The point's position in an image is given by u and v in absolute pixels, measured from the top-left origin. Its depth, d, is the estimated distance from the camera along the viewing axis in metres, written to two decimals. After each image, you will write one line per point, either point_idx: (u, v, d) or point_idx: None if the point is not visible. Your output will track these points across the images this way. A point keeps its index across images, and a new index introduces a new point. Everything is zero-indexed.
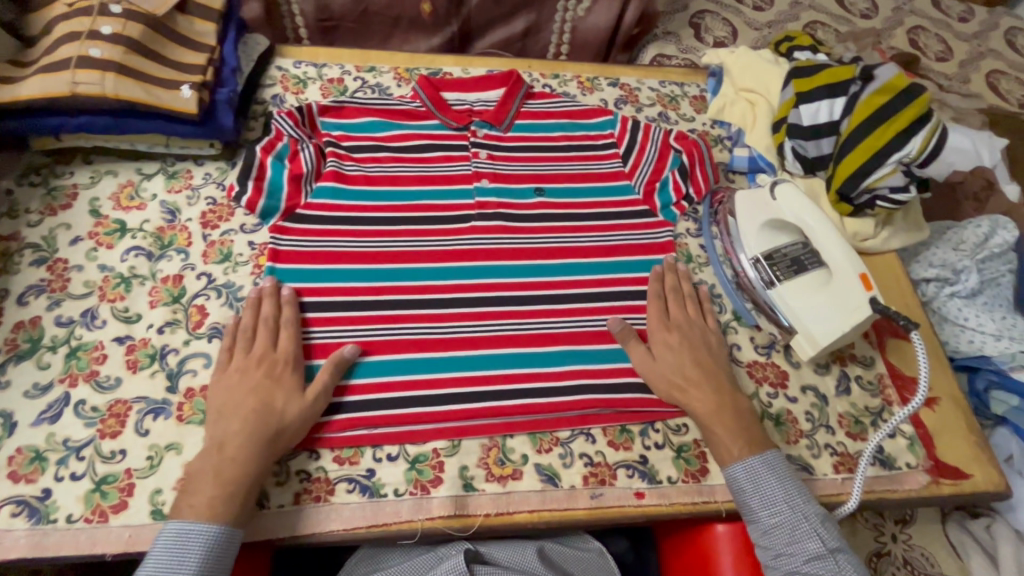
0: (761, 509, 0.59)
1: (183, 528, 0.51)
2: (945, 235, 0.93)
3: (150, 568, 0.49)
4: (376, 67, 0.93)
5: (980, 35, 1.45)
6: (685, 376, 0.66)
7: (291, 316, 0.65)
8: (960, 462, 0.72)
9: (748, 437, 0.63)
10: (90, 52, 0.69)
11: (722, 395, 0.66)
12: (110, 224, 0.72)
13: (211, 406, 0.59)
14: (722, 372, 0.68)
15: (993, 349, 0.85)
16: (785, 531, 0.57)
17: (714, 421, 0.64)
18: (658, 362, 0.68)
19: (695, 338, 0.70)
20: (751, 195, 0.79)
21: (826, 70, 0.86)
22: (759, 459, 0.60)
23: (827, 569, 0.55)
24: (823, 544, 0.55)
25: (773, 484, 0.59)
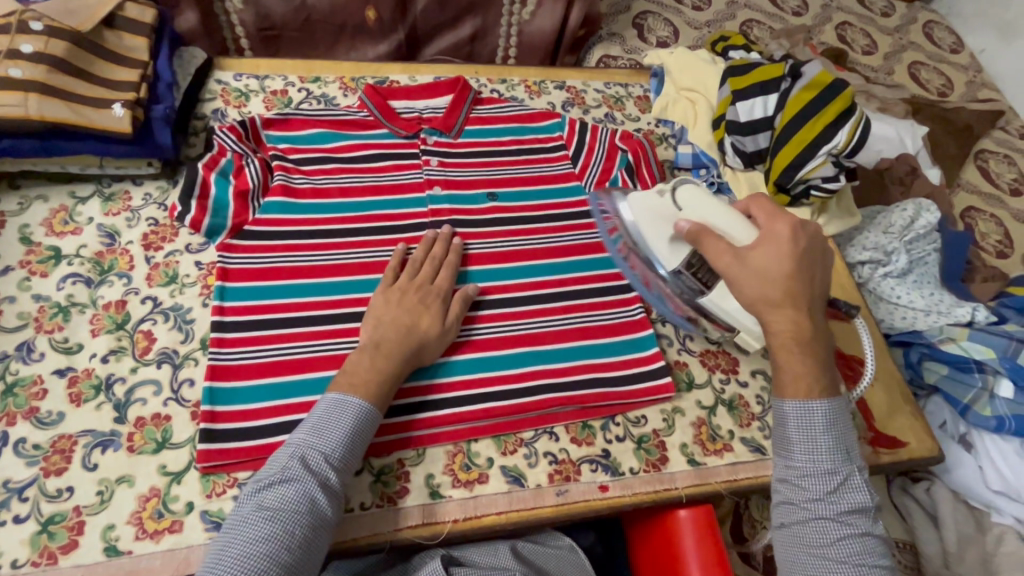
0: (807, 450, 0.57)
1: (342, 399, 0.57)
2: (875, 219, 0.99)
3: (309, 423, 0.55)
4: (321, 78, 0.92)
5: (901, 29, 1.54)
6: (786, 295, 0.57)
7: (455, 261, 0.72)
8: (898, 432, 0.77)
9: (821, 377, 0.58)
10: (9, 72, 0.65)
11: (811, 323, 0.58)
12: (44, 251, 0.69)
13: (375, 315, 0.64)
14: (820, 303, 0.60)
15: (923, 323, 0.92)
16: (833, 478, 0.56)
17: (795, 349, 0.57)
18: (758, 271, 0.57)
19: (814, 261, 0.60)
20: (643, 200, 0.68)
21: (758, 69, 0.91)
22: (824, 403, 0.57)
23: (865, 522, 0.55)
24: (867, 499, 0.56)
25: (828, 436, 0.56)
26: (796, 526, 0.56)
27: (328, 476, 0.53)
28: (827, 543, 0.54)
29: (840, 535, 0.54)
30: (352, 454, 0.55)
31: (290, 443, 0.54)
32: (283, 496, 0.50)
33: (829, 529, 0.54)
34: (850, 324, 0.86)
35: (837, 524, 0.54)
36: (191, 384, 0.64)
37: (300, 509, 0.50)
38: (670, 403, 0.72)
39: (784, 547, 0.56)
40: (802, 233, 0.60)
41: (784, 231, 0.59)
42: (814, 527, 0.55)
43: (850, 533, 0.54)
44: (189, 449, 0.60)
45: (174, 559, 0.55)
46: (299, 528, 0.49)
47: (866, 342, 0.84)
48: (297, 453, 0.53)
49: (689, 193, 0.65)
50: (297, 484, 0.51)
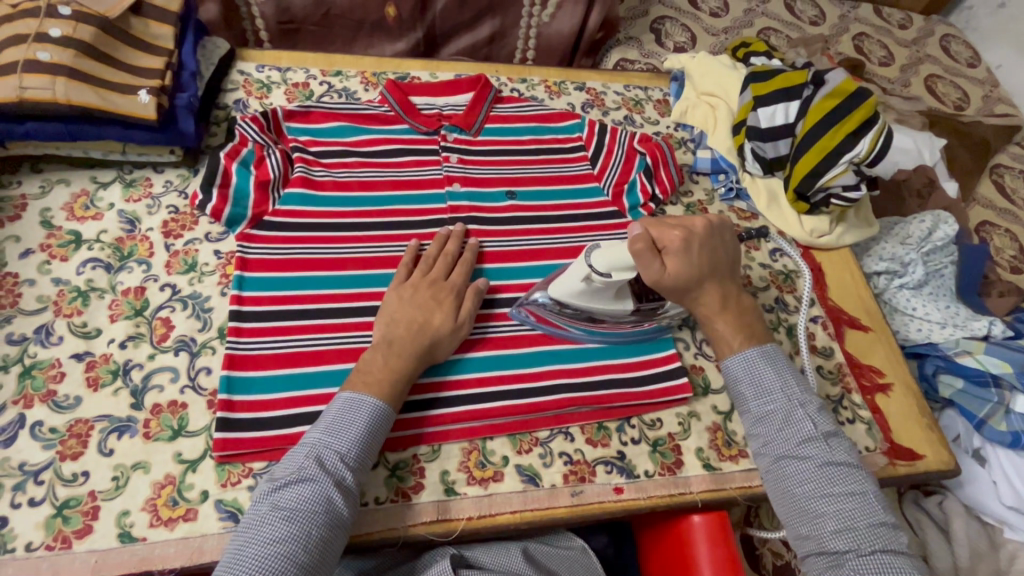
0: (756, 398, 0.61)
1: (353, 398, 0.56)
2: (893, 230, 0.98)
3: (323, 423, 0.55)
4: (342, 71, 0.92)
5: (918, 42, 1.54)
6: (697, 284, 0.64)
7: (472, 258, 0.72)
8: (914, 444, 0.76)
9: (748, 332, 0.65)
10: (38, 55, 0.66)
11: (729, 293, 0.66)
12: (64, 235, 0.69)
13: (384, 313, 0.64)
14: (728, 274, 0.67)
15: (939, 336, 0.91)
16: (775, 417, 0.59)
17: (716, 318, 0.66)
18: (671, 277, 0.63)
19: (714, 246, 0.66)
20: (572, 291, 0.66)
21: (782, 76, 0.91)
22: (757, 352, 0.63)
23: (822, 452, 0.56)
24: (815, 426, 0.57)
25: (768, 373, 0.61)
26: (774, 474, 0.58)
27: (345, 477, 0.53)
28: (794, 481, 0.56)
29: (801, 472, 0.56)
30: (367, 454, 0.55)
31: (304, 443, 0.54)
32: (299, 496, 0.50)
33: (793, 468, 0.56)
34: (867, 334, 0.85)
35: (796, 461, 0.56)
36: (208, 372, 0.64)
37: (317, 511, 0.49)
38: (686, 407, 0.72)
39: (777, 501, 0.57)
40: (692, 226, 0.65)
41: (676, 232, 0.64)
42: (782, 471, 0.57)
43: (809, 464, 0.56)
44: (205, 437, 0.60)
45: (188, 547, 0.55)
46: (316, 528, 0.49)
47: (882, 352, 0.83)
48: (313, 452, 0.53)
49: (602, 254, 0.64)
50: (314, 484, 0.50)
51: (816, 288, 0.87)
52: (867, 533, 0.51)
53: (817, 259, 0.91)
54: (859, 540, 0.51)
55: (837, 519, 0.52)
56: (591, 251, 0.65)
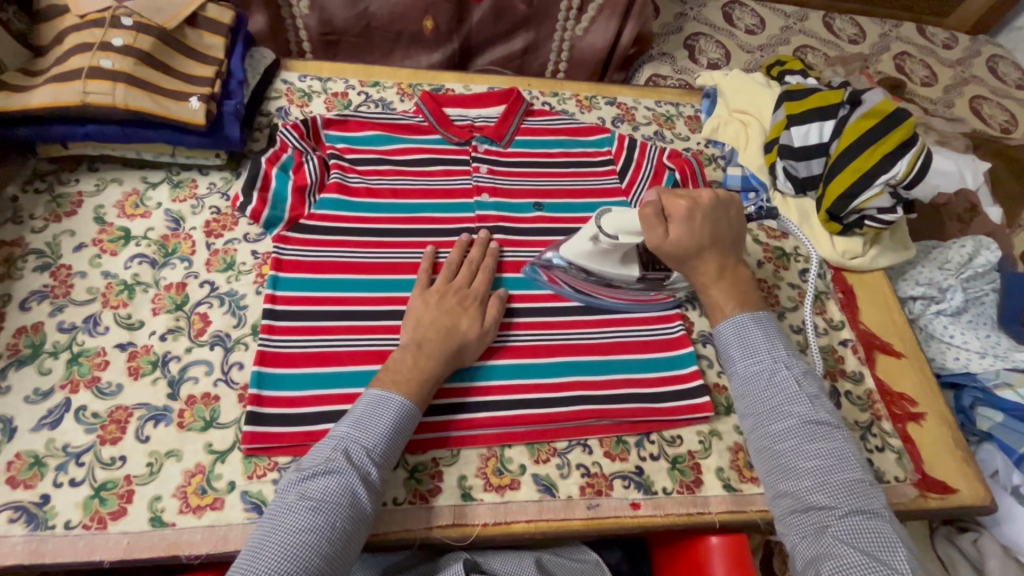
0: (743, 357, 0.62)
1: (381, 396, 0.58)
2: (931, 255, 0.95)
3: (352, 416, 0.57)
4: (380, 83, 0.95)
5: (962, 62, 1.50)
6: (697, 253, 0.65)
7: (492, 265, 0.73)
8: (947, 477, 0.73)
9: (745, 300, 0.66)
10: (101, 63, 0.70)
11: (728, 266, 0.67)
12: (115, 231, 0.73)
13: (410, 316, 0.66)
14: (729, 246, 0.68)
15: (977, 366, 0.88)
16: (765, 374, 0.60)
17: (711, 288, 0.66)
18: (673, 243, 0.65)
19: (717, 219, 0.67)
20: (581, 250, 0.71)
21: (817, 95, 0.90)
22: (750, 317, 0.64)
23: (803, 410, 0.57)
24: (798, 386, 0.58)
25: (756, 334, 0.63)
26: (755, 430, 0.59)
27: (370, 472, 0.54)
28: (777, 438, 0.57)
29: (784, 429, 0.57)
30: (392, 451, 0.56)
31: (335, 435, 0.56)
32: (327, 485, 0.51)
33: (777, 425, 0.57)
34: (901, 360, 0.83)
35: (779, 417, 0.58)
36: (241, 367, 0.66)
37: (341, 504, 0.51)
38: (707, 425, 0.71)
39: (759, 460, 0.59)
40: (696, 196, 0.68)
41: (683, 201, 0.66)
42: (763, 426, 0.58)
43: (790, 421, 0.57)
44: (235, 429, 0.62)
45: (214, 535, 0.57)
46: (340, 521, 0.50)
47: (915, 379, 0.81)
48: (343, 445, 0.54)
49: (612, 218, 0.69)
50: (341, 475, 0.52)
51: (847, 311, 0.85)
52: (844, 490, 0.52)
53: (848, 280, 0.88)
54: (836, 498, 0.52)
55: (814, 476, 0.53)
56: (602, 213, 0.70)
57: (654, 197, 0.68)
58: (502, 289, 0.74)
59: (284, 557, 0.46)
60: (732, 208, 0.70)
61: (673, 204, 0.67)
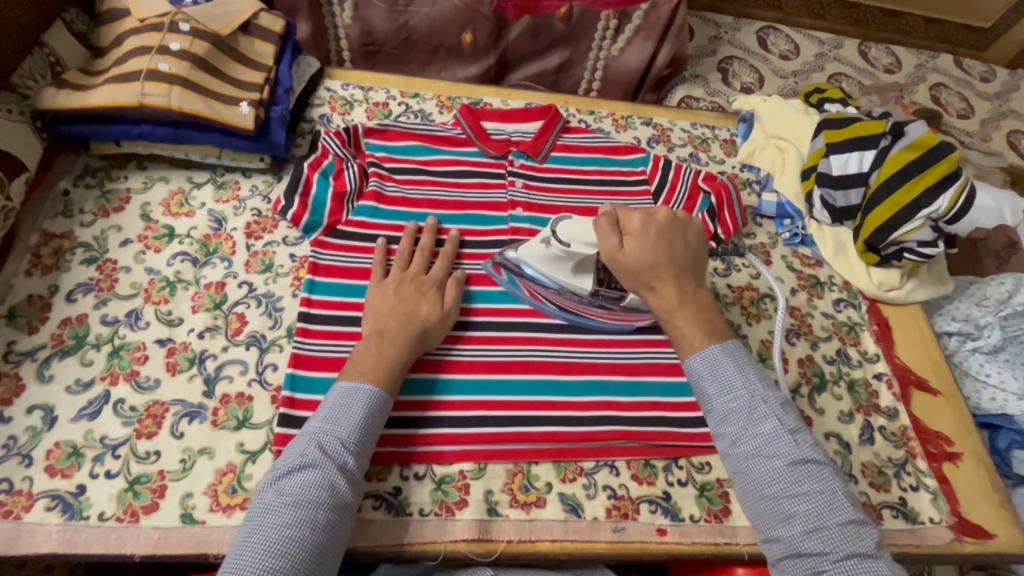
0: (719, 396, 0.59)
1: (350, 386, 0.58)
2: (968, 290, 0.93)
3: (322, 413, 0.56)
4: (420, 94, 0.96)
5: (1001, 96, 1.48)
6: (653, 272, 0.63)
7: (450, 249, 0.74)
8: (984, 521, 0.71)
9: (709, 329, 0.62)
10: (159, 66, 0.72)
11: (690, 290, 0.64)
12: (159, 229, 0.75)
13: (368, 308, 0.66)
14: (690, 269, 0.65)
15: (1015, 408, 0.86)
16: (742, 416, 0.57)
17: (674, 313, 0.63)
18: (625, 259, 0.64)
19: (676, 238, 0.66)
20: (535, 254, 0.71)
21: (858, 124, 0.89)
22: (718, 347, 0.61)
23: (788, 451, 0.55)
24: (779, 424, 0.56)
25: (731, 368, 0.60)
26: (740, 473, 0.57)
27: (348, 462, 0.54)
28: (763, 482, 0.55)
29: (768, 472, 0.55)
30: (368, 437, 0.56)
31: (305, 433, 0.55)
32: (303, 483, 0.51)
33: (760, 468, 0.55)
34: (936, 398, 0.81)
35: (763, 461, 0.55)
36: (274, 369, 0.67)
37: (320, 496, 0.51)
38: None
39: (747, 502, 0.57)
40: (653, 213, 0.67)
41: (638, 216, 0.66)
42: (749, 468, 0.56)
43: (777, 462, 0.54)
44: (267, 431, 0.63)
45: None
46: (321, 513, 0.50)
47: (951, 418, 0.79)
48: (314, 440, 0.54)
49: (567, 224, 0.70)
50: (317, 470, 0.52)
51: (882, 344, 0.83)
52: (837, 533, 0.51)
53: (884, 313, 0.87)
54: (830, 543, 0.50)
55: (806, 520, 0.52)
56: (558, 221, 0.71)
57: (609, 213, 0.68)
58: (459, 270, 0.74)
59: (264, 561, 0.46)
60: (692, 231, 0.68)
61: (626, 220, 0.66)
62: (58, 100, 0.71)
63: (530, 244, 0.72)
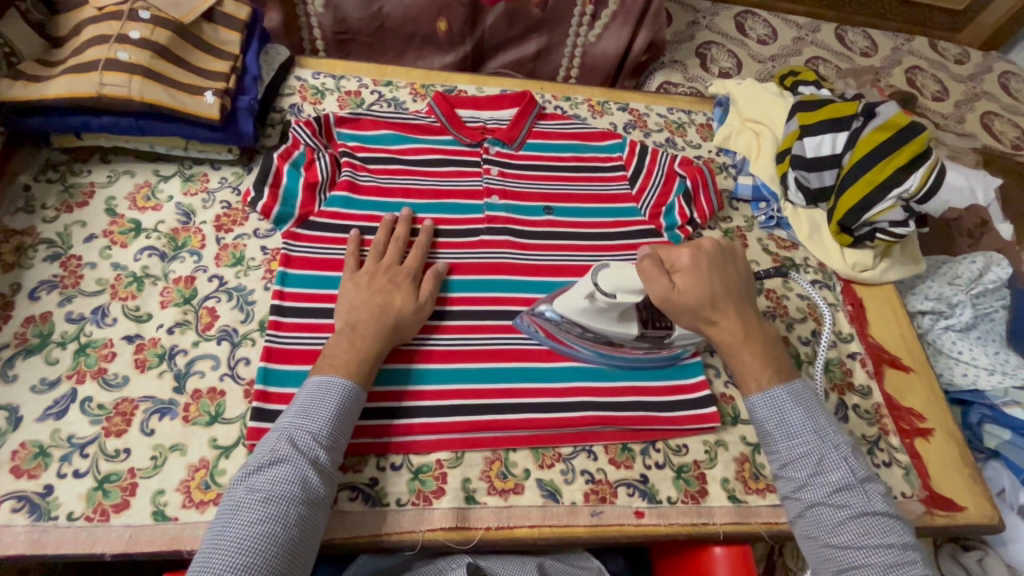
0: (786, 440, 0.59)
1: (323, 380, 0.58)
2: (940, 269, 0.95)
3: (295, 406, 0.56)
4: (393, 82, 0.95)
5: (974, 78, 1.49)
6: (715, 308, 0.63)
7: (425, 240, 0.73)
8: (955, 495, 0.72)
9: (774, 364, 0.63)
10: (118, 55, 0.70)
11: (753, 325, 0.64)
12: (126, 223, 0.73)
13: (342, 301, 0.65)
14: (744, 298, 0.66)
15: (986, 383, 0.87)
16: (812, 462, 0.58)
17: (740, 349, 0.63)
18: (684, 298, 0.62)
19: (727, 270, 0.66)
20: (577, 308, 0.66)
21: (830, 106, 0.90)
22: (784, 388, 0.61)
23: (858, 502, 0.55)
24: (849, 474, 0.56)
25: (799, 413, 0.60)
26: (804, 518, 0.57)
27: (319, 456, 0.53)
28: (829, 530, 0.55)
29: (835, 521, 0.55)
30: (342, 430, 0.56)
31: (278, 427, 0.55)
32: (274, 478, 0.51)
33: (826, 516, 0.56)
34: (909, 375, 0.82)
35: (830, 509, 0.56)
36: (247, 363, 0.66)
37: (292, 491, 0.50)
38: (713, 435, 0.71)
39: (808, 547, 0.57)
40: (699, 245, 0.66)
41: (686, 251, 0.65)
42: (814, 515, 0.56)
43: (845, 513, 0.55)
44: (240, 425, 0.62)
45: None
46: (292, 508, 0.50)
47: (923, 396, 0.80)
48: (286, 435, 0.53)
49: (609, 273, 0.64)
50: (288, 465, 0.51)
51: (856, 324, 0.84)
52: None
53: (858, 293, 0.88)
54: None
55: (874, 573, 0.52)
56: (598, 269, 0.65)
57: (649, 251, 0.65)
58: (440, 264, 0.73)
59: (236, 558, 0.45)
60: (739, 259, 0.69)
61: (677, 259, 0.64)
62: (13, 92, 0.69)
63: (570, 296, 0.67)
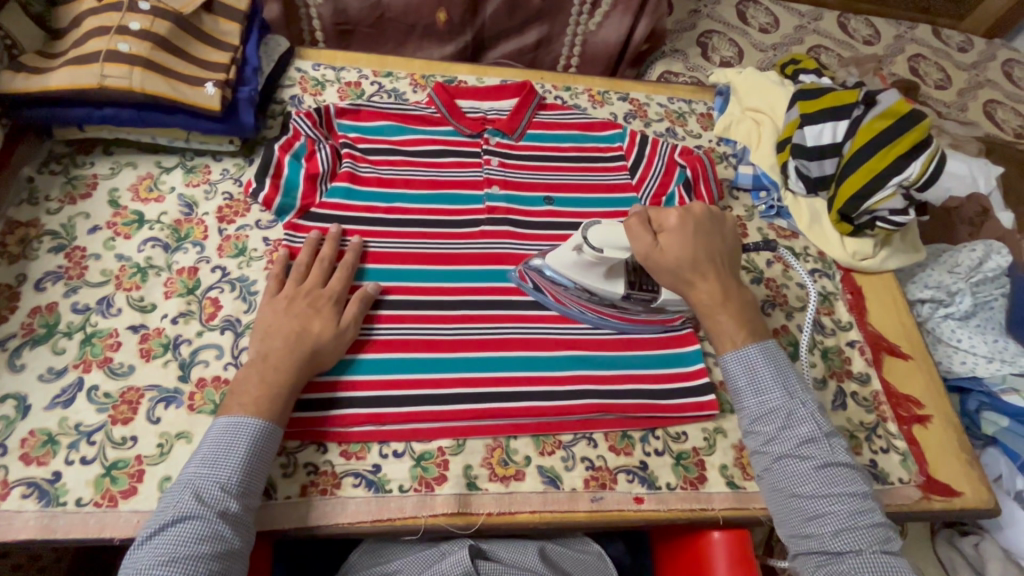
0: (754, 395, 0.60)
1: (229, 424, 0.56)
2: (941, 258, 0.95)
3: (199, 457, 0.55)
4: (393, 73, 0.95)
5: (977, 66, 1.48)
6: (693, 267, 0.64)
7: (352, 259, 0.71)
8: (951, 480, 0.73)
9: (750, 327, 0.64)
10: (119, 46, 0.71)
11: (731, 286, 0.65)
12: (128, 215, 0.74)
13: (258, 328, 0.64)
14: (726, 262, 0.67)
15: (985, 370, 0.87)
16: (779, 416, 0.59)
17: (718, 309, 0.64)
18: (662, 254, 0.64)
19: (710, 233, 0.67)
20: (566, 261, 0.69)
21: (831, 94, 0.90)
22: (757, 348, 0.62)
23: (822, 453, 0.56)
24: (814, 427, 0.57)
25: (768, 371, 0.61)
26: (771, 473, 0.58)
27: (230, 505, 0.53)
28: (794, 482, 0.56)
29: (801, 473, 0.56)
30: (254, 474, 0.55)
31: (181, 481, 0.53)
32: (178, 536, 0.49)
33: (793, 468, 0.57)
34: (908, 363, 0.82)
35: (796, 461, 0.57)
36: None
37: (201, 547, 0.49)
38: (712, 422, 0.71)
39: (772, 501, 0.58)
40: (689, 209, 0.68)
41: (671, 212, 0.66)
42: (781, 468, 0.57)
43: (808, 464, 0.56)
44: None
45: None
46: (204, 565, 0.49)
47: (922, 383, 0.81)
48: (190, 489, 0.52)
49: (598, 230, 0.67)
50: (194, 521, 0.50)
51: (855, 312, 0.85)
52: (868, 532, 0.53)
53: (858, 282, 0.88)
54: (859, 541, 0.52)
55: (836, 519, 0.53)
56: (591, 225, 0.68)
57: (638, 209, 0.68)
58: (369, 283, 0.71)
59: None
60: (726, 225, 0.69)
61: (661, 218, 0.66)
62: (15, 84, 0.69)
63: (564, 250, 0.70)
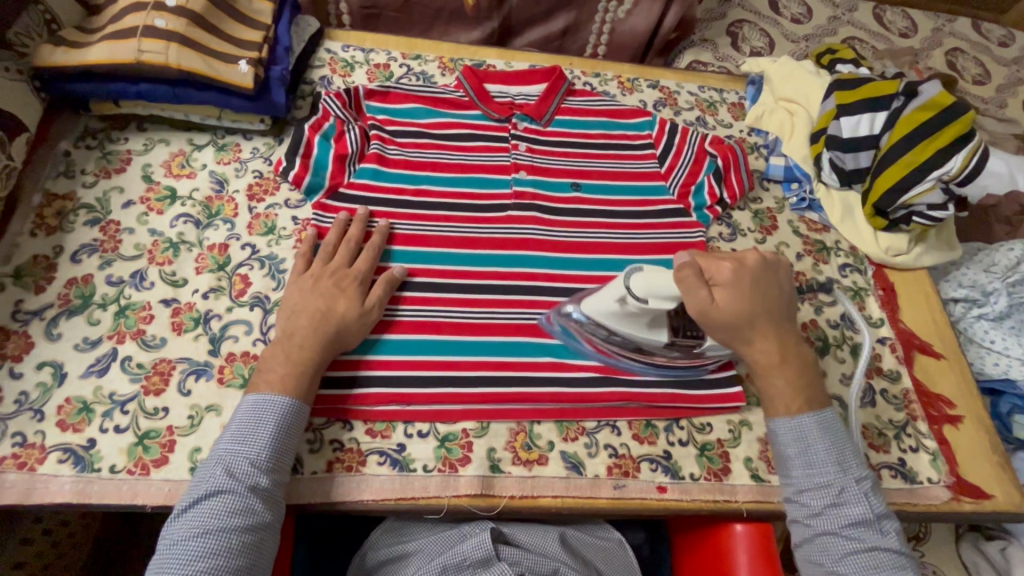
0: (803, 467, 0.59)
1: (257, 401, 0.57)
2: (976, 257, 0.93)
3: (230, 433, 0.56)
4: (421, 56, 0.94)
5: (1018, 61, 1.44)
6: (750, 326, 0.62)
7: (379, 241, 0.71)
8: (982, 482, 0.72)
9: (807, 393, 0.62)
10: (155, 22, 0.71)
11: (788, 349, 0.63)
12: (161, 190, 0.74)
13: (286, 305, 0.64)
14: (784, 319, 0.64)
15: (1018, 373, 0.86)
16: (829, 492, 0.58)
17: (773, 372, 0.63)
18: (720, 312, 0.62)
19: (767, 287, 0.64)
20: (606, 310, 0.64)
21: (870, 84, 0.87)
22: (812, 415, 0.61)
23: (872, 537, 0.55)
24: (867, 509, 0.56)
25: (823, 448, 0.59)
26: (810, 543, 0.58)
27: (260, 480, 0.53)
28: (835, 559, 0.56)
29: (844, 551, 0.55)
30: (284, 450, 0.56)
31: (214, 456, 0.54)
32: (213, 510, 0.51)
33: (836, 546, 0.56)
34: (940, 362, 0.80)
35: (841, 539, 0.56)
36: None
37: (233, 521, 0.51)
38: (737, 414, 0.70)
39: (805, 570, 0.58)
40: (744, 260, 0.64)
41: (727, 265, 0.63)
42: (821, 541, 0.57)
43: (854, 545, 0.55)
44: None
45: None
46: (237, 537, 0.50)
47: (954, 383, 0.79)
48: (223, 465, 0.53)
49: (642, 277, 0.61)
50: (225, 495, 0.51)
51: (888, 309, 0.83)
52: None
53: (891, 278, 0.86)
54: None
55: None
56: (632, 272, 0.62)
57: (691, 259, 0.64)
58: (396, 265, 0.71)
59: None
60: (782, 277, 0.67)
61: (717, 273, 0.63)
62: (56, 59, 0.70)
63: (605, 297, 0.64)
